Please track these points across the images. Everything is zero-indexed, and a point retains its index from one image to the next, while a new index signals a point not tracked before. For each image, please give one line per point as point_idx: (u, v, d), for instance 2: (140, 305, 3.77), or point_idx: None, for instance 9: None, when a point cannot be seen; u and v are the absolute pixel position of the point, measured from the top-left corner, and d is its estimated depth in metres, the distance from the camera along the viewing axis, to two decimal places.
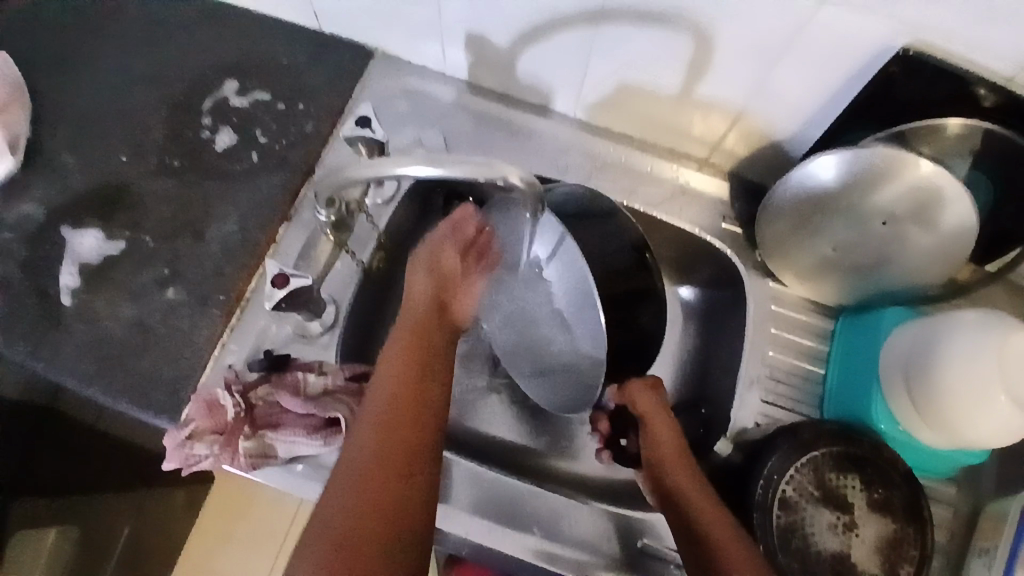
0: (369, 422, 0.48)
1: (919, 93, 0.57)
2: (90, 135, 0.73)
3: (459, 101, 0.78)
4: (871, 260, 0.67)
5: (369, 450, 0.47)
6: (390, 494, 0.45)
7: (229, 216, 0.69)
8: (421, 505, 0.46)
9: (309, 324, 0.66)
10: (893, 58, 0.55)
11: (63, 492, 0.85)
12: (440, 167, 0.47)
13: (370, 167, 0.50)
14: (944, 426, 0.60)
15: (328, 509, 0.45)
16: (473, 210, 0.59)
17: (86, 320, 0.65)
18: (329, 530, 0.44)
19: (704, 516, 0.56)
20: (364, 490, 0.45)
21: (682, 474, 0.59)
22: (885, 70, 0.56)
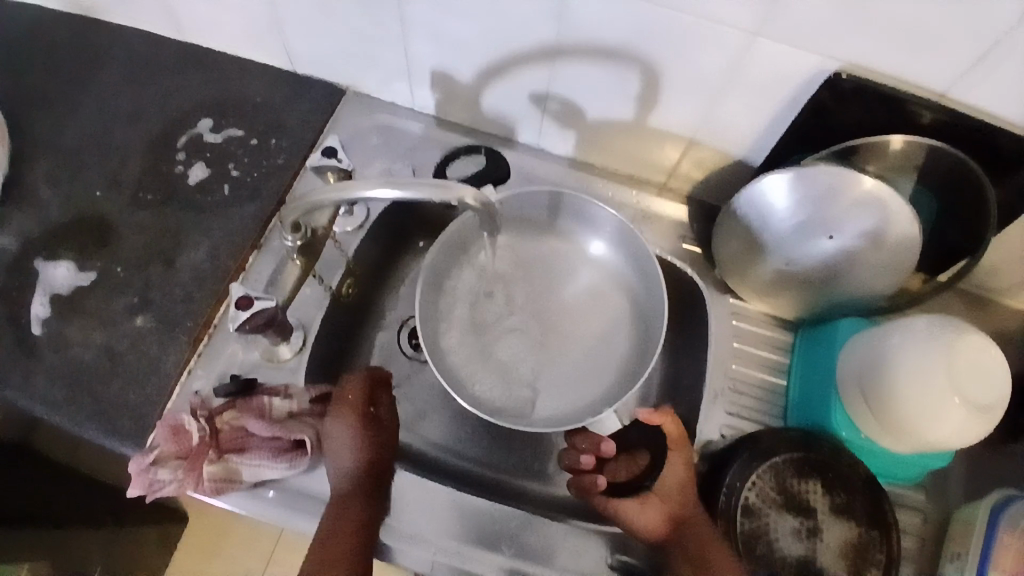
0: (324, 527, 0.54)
1: (855, 112, 0.61)
2: (66, 170, 0.75)
3: (426, 133, 0.81)
4: (823, 276, 0.69)
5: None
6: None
7: (201, 245, 0.71)
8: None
9: (278, 348, 0.66)
10: (827, 80, 0.59)
11: (30, 527, 0.84)
12: (400, 189, 0.50)
13: (335, 190, 0.52)
14: (903, 432, 0.60)
15: None
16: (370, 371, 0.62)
17: (56, 348, 0.66)
18: None
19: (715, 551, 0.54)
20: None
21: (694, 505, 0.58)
22: (817, 93, 0.60)
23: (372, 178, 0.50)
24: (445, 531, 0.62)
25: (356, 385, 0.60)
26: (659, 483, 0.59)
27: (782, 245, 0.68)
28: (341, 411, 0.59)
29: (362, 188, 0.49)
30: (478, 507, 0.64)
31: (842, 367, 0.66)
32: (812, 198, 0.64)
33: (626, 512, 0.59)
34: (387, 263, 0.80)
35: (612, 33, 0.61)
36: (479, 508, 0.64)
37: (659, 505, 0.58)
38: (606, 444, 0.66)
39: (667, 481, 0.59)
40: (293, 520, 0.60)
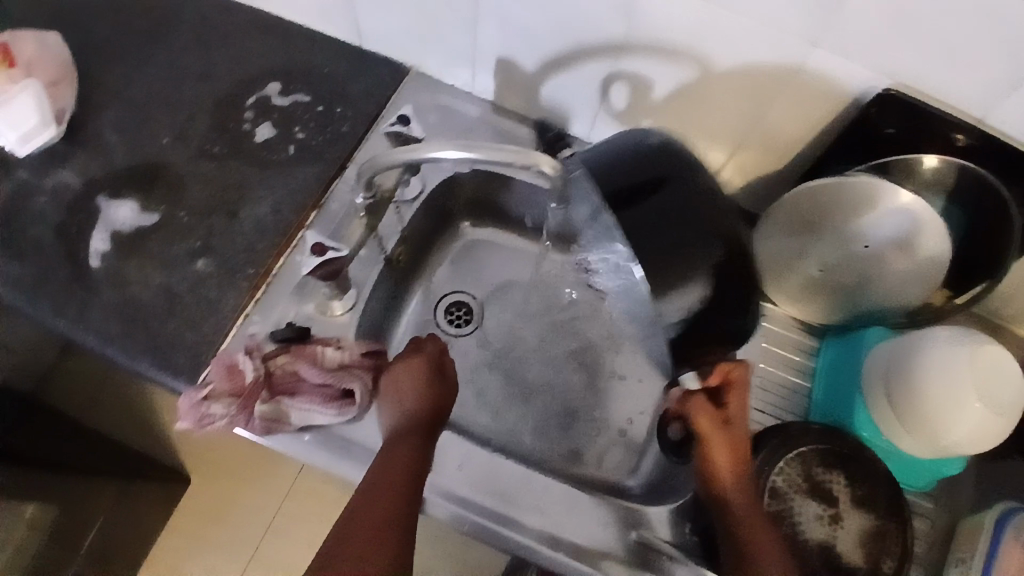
0: (377, 469, 0.56)
1: (898, 131, 0.65)
2: (134, 117, 0.77)
3: (482, 117, 0.84)
4: (854, 282, 0.74)
5: (350, 517, 0.53)
6: (387, 513, 0.53)
7: (264, 200, 0.73)
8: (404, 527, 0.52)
9: (332, 303, 0.69)
10: (877, 96, 0.63)
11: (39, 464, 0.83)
12: (472, 151, 0.54)
13: (407, 151, 0.57)
14: (925, 432, 0.64)
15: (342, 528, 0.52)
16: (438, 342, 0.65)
17: (114, 283, 0.68)
18: (347, 537, 0.51)
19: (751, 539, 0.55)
20: (369, 512, 0.53)
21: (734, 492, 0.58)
22: (865, 109, 0.65)
23: (447, 142, 0.55)
24: (478, 489, 0.65)
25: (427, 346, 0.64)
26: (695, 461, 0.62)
27: (821, 247, 0.74)
28: (408, 360, 0.63)
29: (437, 148, 0.55)
30: (511, 471, 0.66)
31: (867, 369, 0.69)
32: (850, 208, 0.70)
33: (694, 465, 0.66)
34: (432, 238, 0.83)
35: (676, 34, 0.66)
36: (512, 472, 0.66)
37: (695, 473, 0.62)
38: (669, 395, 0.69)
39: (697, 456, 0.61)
40: (337, 465, 0.64)
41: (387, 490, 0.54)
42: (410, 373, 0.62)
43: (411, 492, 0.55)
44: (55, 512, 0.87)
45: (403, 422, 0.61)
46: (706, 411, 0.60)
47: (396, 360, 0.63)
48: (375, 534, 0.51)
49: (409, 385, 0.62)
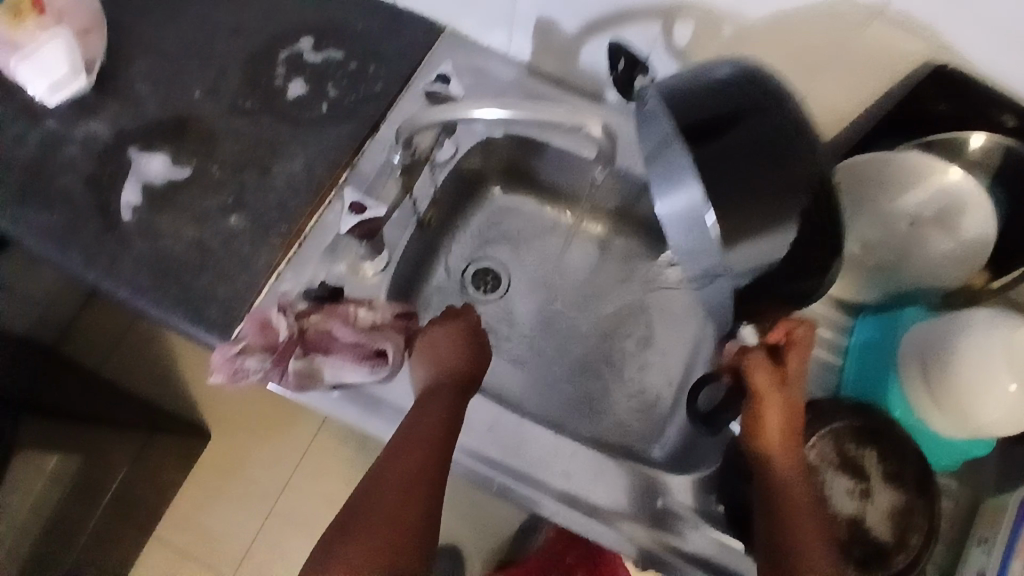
0: (415, 426, 0.59)
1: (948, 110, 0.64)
2: (165, 69, 0.76)
3: (516, 80, 0.82)
4: (893, 261, 0.72)
5: (388, 470, 0.56)
6: (424, 470, 0.56)
7: (297, 157, 0.72)
8: (438, 485, 0.56)
9: (363, 264, 0.69)
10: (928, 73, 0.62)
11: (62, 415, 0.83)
12: (510, 109, 0.54)
13: (447, 111, 0.56)
14: (956, 412, 0.64)
15: (380, 480, 0.56)
16: (474, 311, 0.68)
17: (146, 235, 0.67)
18: (386, 489, 0.55)
19: (791, 506, 0.55)
20: (407, 467, 0.56)
21: (783, 457, 0.57)
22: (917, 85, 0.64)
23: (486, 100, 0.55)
24: (506, 453, 0.65)
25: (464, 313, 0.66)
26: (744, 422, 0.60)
27: (862, 225, 0.72)
28: (448, 325, 0.65)
29: (477, 105, 0.55)
30: (538, 437, 0.66)
31: (902, 347, 0.68)
32: (894, 184, 0.69)
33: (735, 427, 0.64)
34: (461, 203, 0.82)
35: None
36: (538, 437, 0.66)
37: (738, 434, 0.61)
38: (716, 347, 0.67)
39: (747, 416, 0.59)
40: (368, 421, 0.65)
41: (424, 448, 0.57)
42: (448, 335, 0.64)
43: (446, 451, 0.58)
44: (76, 466, 0.86)
45: (437, 383, 0.62)
46: (767, 370, 0.58)
47: (436, 325, 0.65)
48: (409, 496, 0.54)
49: (447, 348, 0.64)
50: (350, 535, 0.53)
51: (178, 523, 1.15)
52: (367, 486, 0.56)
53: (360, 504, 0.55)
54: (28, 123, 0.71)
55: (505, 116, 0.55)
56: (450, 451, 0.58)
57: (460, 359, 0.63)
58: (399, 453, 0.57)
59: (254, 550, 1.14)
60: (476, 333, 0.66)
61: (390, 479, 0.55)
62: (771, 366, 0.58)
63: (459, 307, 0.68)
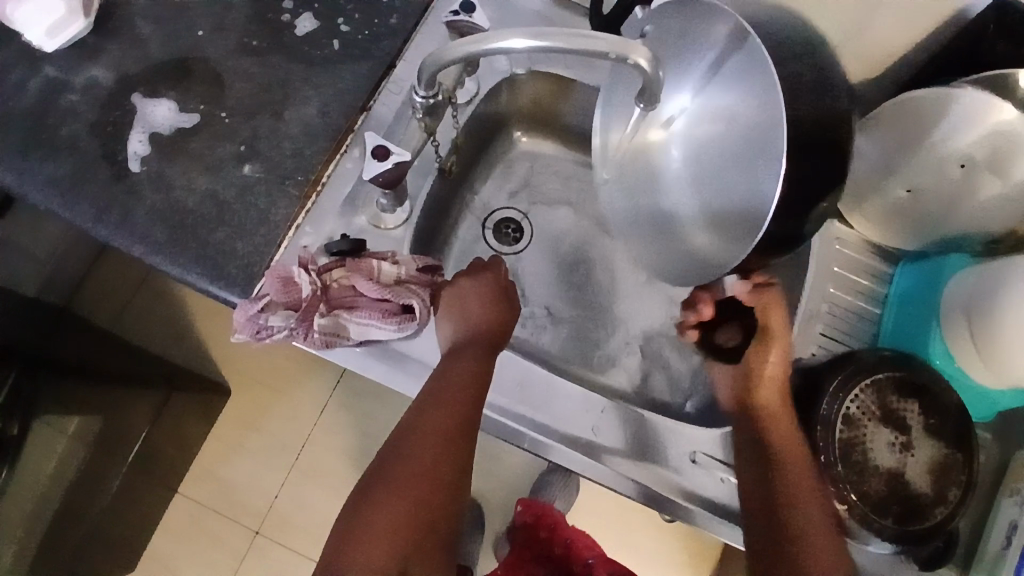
0: (444, 374, 0.58)
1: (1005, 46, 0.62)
2: (166, 4, 0.70)
3: (543, 12, 0.75)
4: (940, 207, 0.69)
5: (418, 418, 0.55)
6: (455, 419, 0.55)
7: (311, 100, 0.68)
8: (467, 434, 0.55)
9: (384, 215, 0.66)
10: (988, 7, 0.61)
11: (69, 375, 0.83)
12: (544, 39, 0.47)
13: (472, 41, 0.49)
14: (1001, 367, 0.62)
15: (413, 428, 0.55)
16: (504, 267, 0.67)
17: (157, 188, 0.64)
18: (417, 436, 0.54)
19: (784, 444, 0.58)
20: (438, 416, 0.55)
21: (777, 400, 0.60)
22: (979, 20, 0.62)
23: (513, 29, 0.47)
24: (535, 408, 0.64)
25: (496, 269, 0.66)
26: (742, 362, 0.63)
27: (910, 166, 0.68)
28: (478, 279, 0.65)
29: (503, 37, 0.47)
30: (570, 392, 0.64)
31: (947, 298, 0.66)
32: (944, 122, 0.64)
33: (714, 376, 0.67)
34: (482, 149, 0.78)
35: None
36: (570, 393, 0.64)
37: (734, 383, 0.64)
38: (707, 309, 0.69)
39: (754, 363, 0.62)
40: (395, 378, 0.63)
41: (455, 397, 0.56)
42: (479, 288, 0.64)
43: (476, 401, 0.56)
44: (98, 425, 0.87)
45: (466, 338, 0.61)
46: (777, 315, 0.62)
47: (466, 278, 0.64)
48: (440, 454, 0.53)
49: (477, 301, 0.63)
50: (383, 484, 0.52)
51: (205, 473, 1.15)
52: (398, 435, 0.55)
53: (392, 452, 0.54)
54: (26, 68, 0.67)
55: (534, 48, 0.47)
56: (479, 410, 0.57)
57: (490, 312, 0.63)
58: (433, 402, 0.56)
59: (278, 505, 1.14)
60: (504, 288, 0.66)
61: (421, 428, 0.54)
62: (779, 311, 0.62)
63: (488, 260, 0.68)
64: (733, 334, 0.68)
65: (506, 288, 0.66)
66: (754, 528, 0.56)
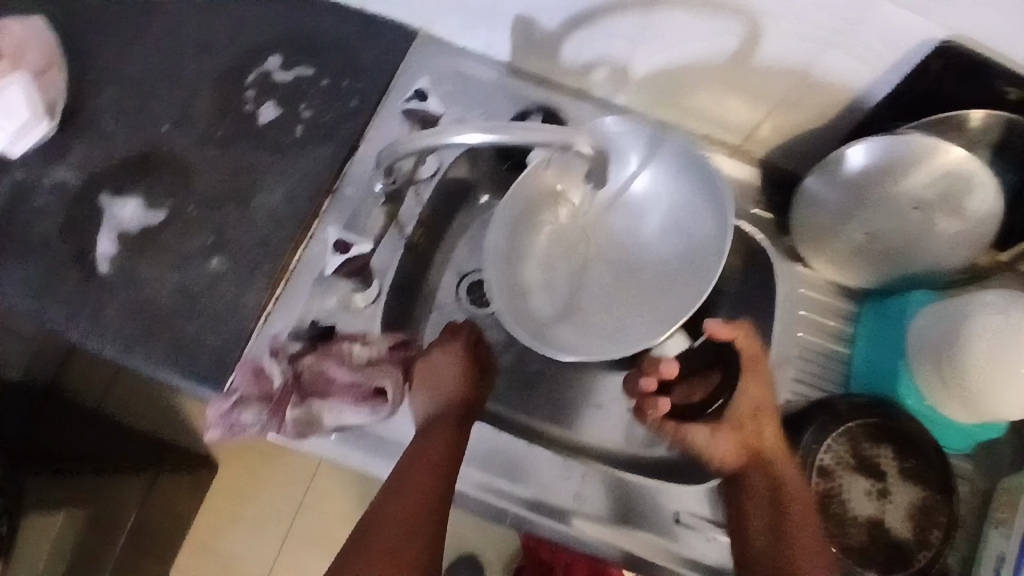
0: (416, 447, 0.58)
1: (953, 87, 0.61)
2: (130, 102, 0.72)
3: (501, 84, 0.77)
4: (900, 246, 0.70)
5: (389, 495, 0.55)
6: (424, 495, 0.54)
7: (275, 188, 0.69)
8: (436, 510, 0.54)
9: (354, 295, 0.67)
10: (934, 51, 0.58)
11: None
12: (498, 136, 0.48)
13: (425, 138, 0.50)
14: (972, 404, 0.62)
15: (384, 505, 0.54)
16: (474, 328, 0.69)
17: (127, 285, 0.64)
18: (387, 513, 0.54)
19: (794, 497, 0.58)
20: (409, 491, 0.55)
21: (782, 461, 0.60)
22: (926, 64, 0.59)
23: (467, 125, 0.48)
24: (516, 480, 0.64)
25: (465, 334, 0.67)
26: (735, 410, 0.61)
27: (865, 211, 0.69)
28: (446, 347, 0.65)
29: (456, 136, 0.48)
30: (549, 459, 0.65)
31: (914, 338, 0.66)
32: (894, 167, 0.66)
33: (700, 443, 0.62)
34: (449, 218, 0.79)
35: None
36: (553, 461, 0.65)
37: (734, 434, 0.61)
38: (671, 365, 0.65)
39: (738, 408, 0.62)
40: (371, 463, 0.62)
41: (425, 471, 0.56)
42: (450, 355, 0.65)
43: (446, 475, 0.56)
44: (88, 512, 0.86)
45: (441, 409, 0.62)
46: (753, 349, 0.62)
47: (435, 348, 0.65)
48: (422, 525, 0.53)
49: (445, 372, 0.64)
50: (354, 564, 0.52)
51: (201, 546, 1.15)
52: (368, 513, 0.55)
53: (363, 530, 0.54)
54: None
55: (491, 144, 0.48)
56: (453, 483, 0.57)
57: (460, 377, 0.64)
58: (404, 479, 0.55)
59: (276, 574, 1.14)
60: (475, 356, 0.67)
61: (392, 504, 0.54)
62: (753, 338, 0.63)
63: (458, 324, 0.69)
64: (694, 390, 0.69)
65: (475, 358, 0.66)
66: (755, 548, 0.56)
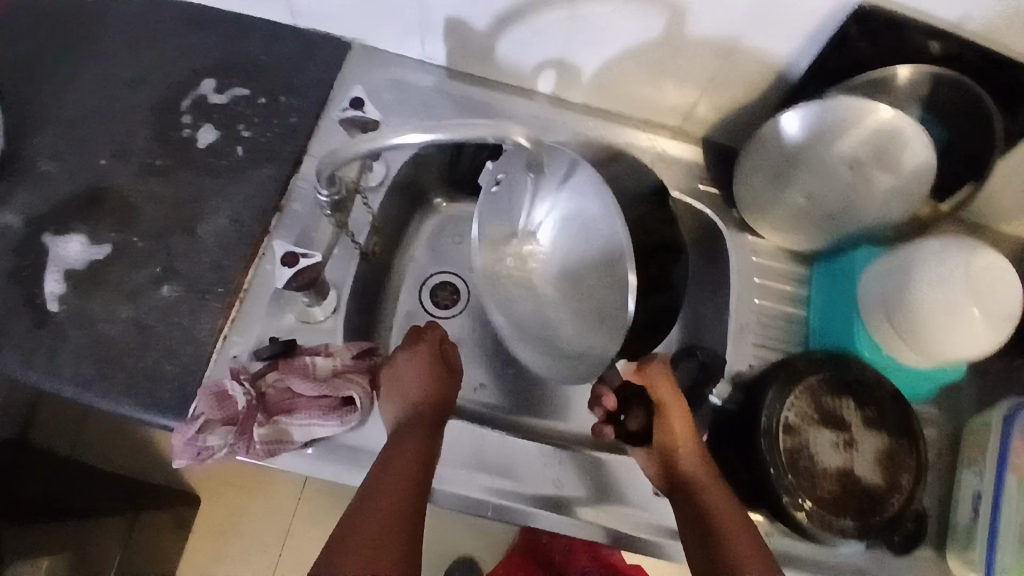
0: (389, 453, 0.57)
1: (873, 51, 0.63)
2: (64, 140, 0.71)
3: (440, 87, 0.78)
4: (839, 206, 0.72)
5: (364, 501, 0.53)
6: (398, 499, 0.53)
7: (221, 210, 0.69)
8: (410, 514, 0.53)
9: (312, 310, 0.66)
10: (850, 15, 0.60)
11: None
12: (439, 134, 0.49)
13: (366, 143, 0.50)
14: (927, 349, 0.64)
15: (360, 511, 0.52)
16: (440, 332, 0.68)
17: (78, 323, 0.63)
18: (361, 517, 0.52)
19: (727, 525, 0.53)
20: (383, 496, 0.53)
21: (713, 491, 0.56)
22: (843, 29, 0.61)
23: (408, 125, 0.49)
24: (493, 474, 0.63)
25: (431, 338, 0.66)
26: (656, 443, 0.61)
27: (803, 175, 0.72)
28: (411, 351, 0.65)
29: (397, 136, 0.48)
30: (523, 450, 0.65)
31: (863, 293, 0.68)
32: (825, 129, 0.68)
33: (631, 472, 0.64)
34: (402, 225, 0.79)
35: None
36: (527, 452, 0.65)
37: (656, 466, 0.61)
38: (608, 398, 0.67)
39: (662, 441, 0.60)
40: (346, 473, 0.62)
41: (400, 475, 0.55)
42: (415, 361, 0.64)
43: (422, 478, 0.56)
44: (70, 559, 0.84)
45: (410, 414, 0.61)
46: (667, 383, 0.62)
47: (400, 352, 0.65)
48: (398, 529, 0.51)
49: (412, 380, 0.63)
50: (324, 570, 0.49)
51: None
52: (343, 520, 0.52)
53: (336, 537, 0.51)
54: None
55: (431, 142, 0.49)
56: (425, 487, 0.56)
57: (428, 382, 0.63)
58: (379, 483, 0.54)
59: None
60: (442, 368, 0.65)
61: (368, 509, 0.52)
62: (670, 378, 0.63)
63: (423, 328, 0.68)
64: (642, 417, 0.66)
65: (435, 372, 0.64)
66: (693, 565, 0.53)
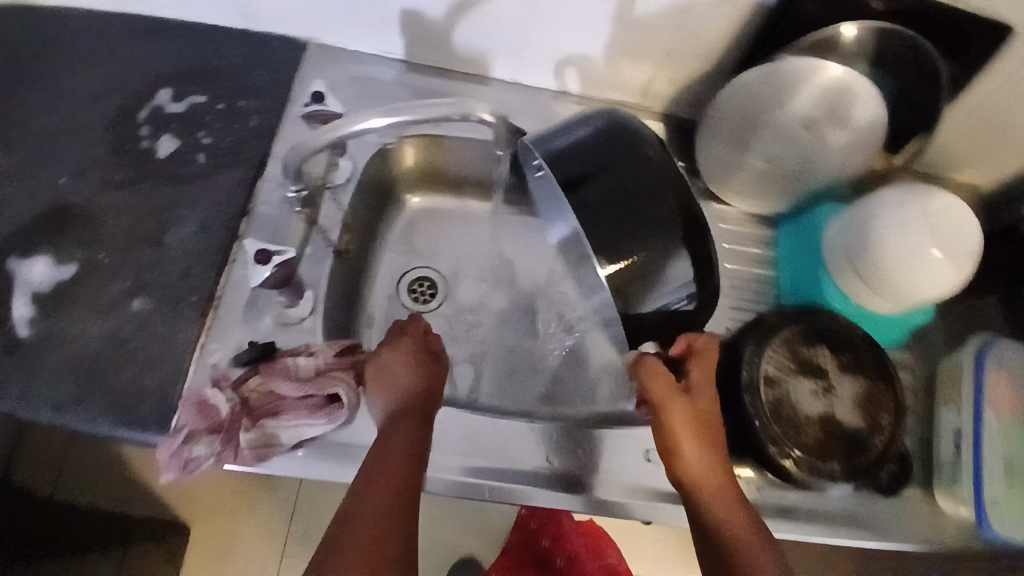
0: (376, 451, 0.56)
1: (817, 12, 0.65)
2: (17, 161, 0.68)
3: (400, 80, 0.78)
4: (800, 166, 0.73)
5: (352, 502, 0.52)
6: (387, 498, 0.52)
7: (188, 219, 0.67)
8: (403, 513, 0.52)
9: (290, 310, 0.66)
10: None
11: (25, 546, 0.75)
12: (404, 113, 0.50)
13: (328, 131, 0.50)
14: (894, 294, 0.66)
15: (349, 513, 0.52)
16: (419, 322, 0.65)
17: (49, 345, 0.61)
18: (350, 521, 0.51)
19: (734, 533, 0.50)
20: (371, 494, 0.52)
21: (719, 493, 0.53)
22: None
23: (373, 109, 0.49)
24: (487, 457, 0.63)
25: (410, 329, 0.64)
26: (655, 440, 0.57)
27: (761, 138, 0.73)
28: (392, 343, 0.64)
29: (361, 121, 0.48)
30: (516, 431, 0.65)
31: (827, 245, 0.70)
32: (779, 88, 0.70)
33: None
34: (374, 221, 0.79)
35: None
36: (520, 432, 0.65)
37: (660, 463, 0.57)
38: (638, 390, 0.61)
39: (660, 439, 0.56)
40: (339, 471, 0.61)
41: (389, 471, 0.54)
42: (395, 355, 0.62)
43: (413, 472, 0.54)
44: None
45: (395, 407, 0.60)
46: (660, 375, 0.56)
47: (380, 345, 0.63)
48: (391, 528, 0.51)
49: (394, 376, 0.61)
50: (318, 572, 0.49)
51: None
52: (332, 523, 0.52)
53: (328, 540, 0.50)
54: None
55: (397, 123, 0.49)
56: (419, 481, 0.55)
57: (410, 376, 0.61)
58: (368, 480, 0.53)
59: None
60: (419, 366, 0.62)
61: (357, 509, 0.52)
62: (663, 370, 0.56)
63: (404, 321, 0.66)
64: None
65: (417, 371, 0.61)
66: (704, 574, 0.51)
